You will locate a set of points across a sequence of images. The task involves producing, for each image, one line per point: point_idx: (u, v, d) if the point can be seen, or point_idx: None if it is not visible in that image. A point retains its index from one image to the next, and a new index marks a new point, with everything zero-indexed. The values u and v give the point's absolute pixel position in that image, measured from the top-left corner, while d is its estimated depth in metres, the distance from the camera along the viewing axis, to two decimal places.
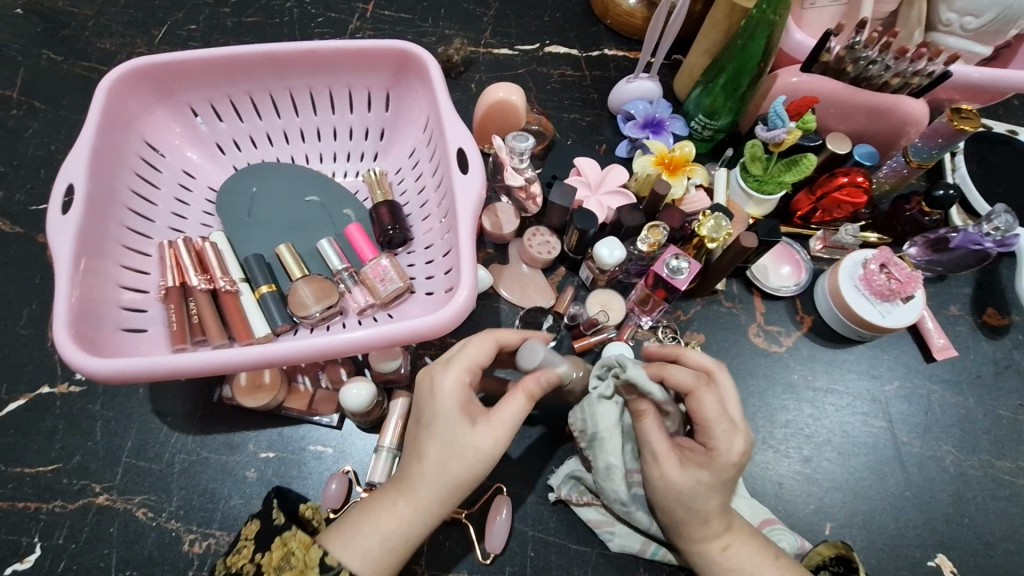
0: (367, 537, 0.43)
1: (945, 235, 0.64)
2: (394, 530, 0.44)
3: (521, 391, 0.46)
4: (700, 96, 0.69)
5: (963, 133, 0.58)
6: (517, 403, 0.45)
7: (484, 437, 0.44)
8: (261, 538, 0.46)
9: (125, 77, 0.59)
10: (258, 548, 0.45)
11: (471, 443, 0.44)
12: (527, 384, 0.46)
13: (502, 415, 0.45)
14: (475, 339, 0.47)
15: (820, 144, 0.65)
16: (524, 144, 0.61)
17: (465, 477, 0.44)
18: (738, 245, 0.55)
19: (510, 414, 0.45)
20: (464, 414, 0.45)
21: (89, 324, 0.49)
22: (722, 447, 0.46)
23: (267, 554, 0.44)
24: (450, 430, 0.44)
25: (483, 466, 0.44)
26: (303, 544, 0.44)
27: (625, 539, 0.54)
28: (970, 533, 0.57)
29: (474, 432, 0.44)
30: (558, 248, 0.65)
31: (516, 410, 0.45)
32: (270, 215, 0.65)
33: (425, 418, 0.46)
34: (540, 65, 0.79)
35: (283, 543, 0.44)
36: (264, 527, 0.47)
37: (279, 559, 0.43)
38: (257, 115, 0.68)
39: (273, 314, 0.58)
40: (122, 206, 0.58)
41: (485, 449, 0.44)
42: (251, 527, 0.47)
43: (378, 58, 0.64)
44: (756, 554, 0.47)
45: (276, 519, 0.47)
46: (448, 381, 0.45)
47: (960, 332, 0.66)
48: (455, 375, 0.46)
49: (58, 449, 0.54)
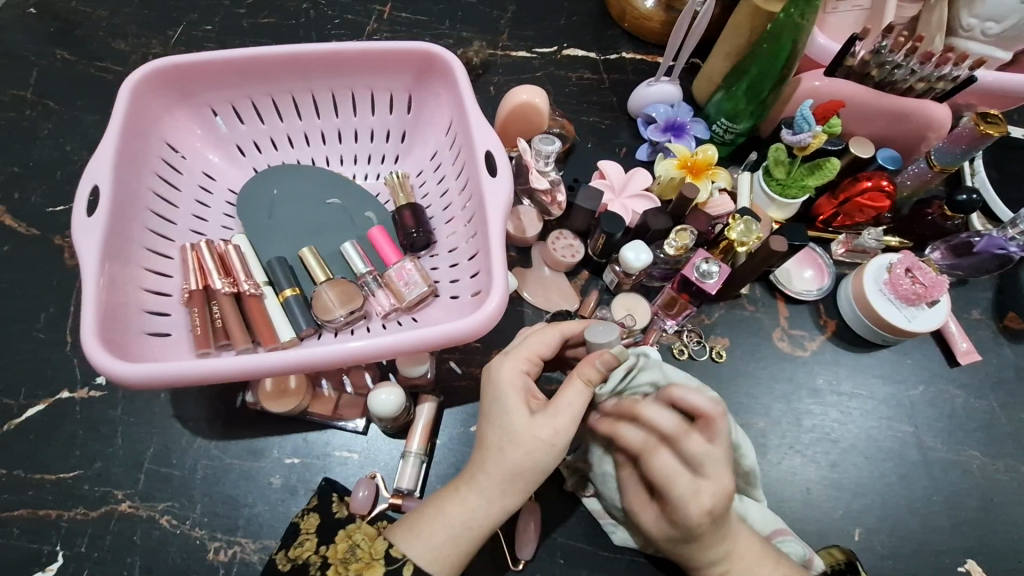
0: (432, 528, 0.44)
1: (968, 239, 0.65)
2: (458, 524, 0.44)
3: (576, 375, 0.45)
4: (722, 100, 0.69)
5: (988, 138, 0.59)
6: (573, 388, 0.45)
7: (543, 425, 0.44)
8: (323, 532, 0.48)
9: (148, 78, 0.59)
10: (322, 541, 0.48)
11: (527, 431, 0.43)
12: (583, 370, 0.45)
13: (559, 404, 0.44)
14: (538, 331, 0.49)
15: (843, 147, 0.64)
16: (551, 146, 0.62)
17: (525, 467, 0.43)
18: (767, 249, 0.55)
19: (568, 399, 0.44)
20: (523, 403, 0.45)
21: (116, 327, 0.48)
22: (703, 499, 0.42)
23: (332, 546, 0.47)
24: (506, 419, 0.44)
25: (545, 455, 0.43)
26: (369, 535, 0.46)
27: (627, 534, 0.53)
28: (998, 538, 0.57)
29: (531, 421, 0.44)
30: (582, 251, 0.65)
31: (574, 395, 0.45)
32: (292, 219, 0.64)
33: (486, 409, 0.46)
34: (558, 68, 0.79)
35: (348, 535, 0.47)
36: (324, 522, 0.49)
37: (345, 551, 0.46)
38: (278, 116, 0.67)
39: (298, 319, 0.58)
40: (144, 209, 0.57)
41: (545, 438, 0.43)
42: (310, 520, 0.49)
43: (402, 61, 0.63)
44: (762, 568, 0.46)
45: (336, 513, 0.50)
46: (506, 370, 0.46)
47: (982, 336, 0.66)
48: (516, 364, 0.47)
49: (79, 456, 0.53)
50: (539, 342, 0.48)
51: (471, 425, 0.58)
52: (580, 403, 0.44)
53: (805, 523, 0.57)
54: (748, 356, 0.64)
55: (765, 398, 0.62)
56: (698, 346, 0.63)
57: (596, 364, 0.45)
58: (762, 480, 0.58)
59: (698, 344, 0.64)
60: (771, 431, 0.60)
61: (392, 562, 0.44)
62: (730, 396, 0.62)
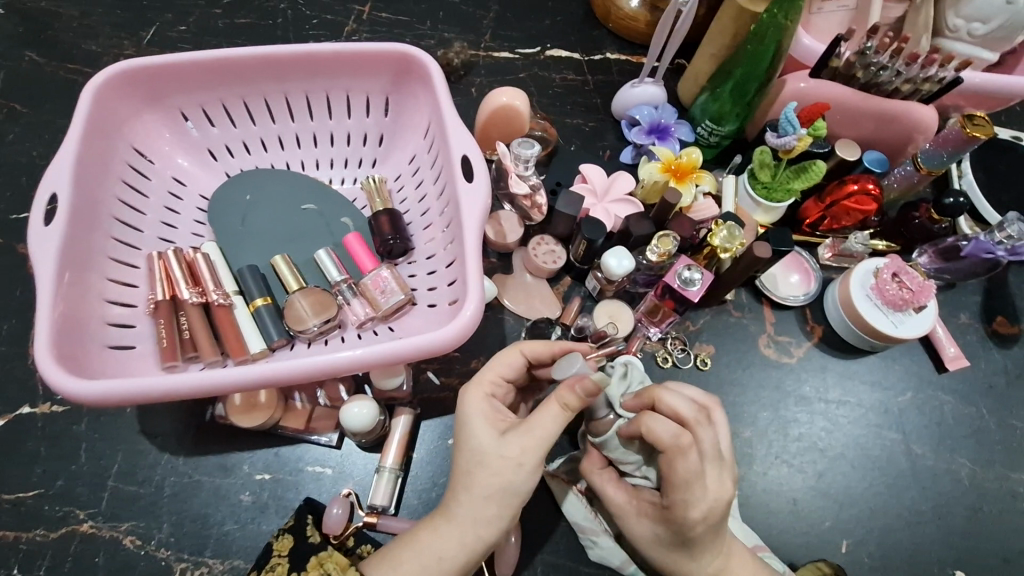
0: (406, 557, 0.42)
1: (956, 243, 0.63)
2: (433, 553, 0.42)
3: (554, 399, 0.43)
4: (707, 102, 0.68)
5: (975, 140, 0.58)
6: (549, 411, 0.42)
7: (513, 445, 0.42)
8: (296, 557, 0.47)
9: (111, 80, 0.56)
10: (294, 567, 0.47)
11: (496, 454, 0.42)
12: (562, 395, 0.42)
13: (531, 423, 0.43)
14: (502, 353, 0.47)
15: (828, 150, 0.63)
16: (530, 150, 0.60)
17: (496, 489, 0.42)
18: (750, 256, 0.54)
19: (537, 422, 0.42)
20: (491, 424, 0.44)
21: (74, 341, 0.46)
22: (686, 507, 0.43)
23: (303, 573, 0.46)
24: (476, 445, 0.43)
25: (519, 478, 0.42)
26: (341, 564, 0.45)
27: (607, 552, 0.52)
28: (987, 548, 0.56)
29: (501, 443, 0.42)
30: (564, 257, 0.63)
31: (550, 417, 0.42)
32: (265, 225, 0.63)
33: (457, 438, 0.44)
34: (541, 70, 0.77)
35: (320, 563, 0.46)
36: (298, 544, 0.48)
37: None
38: (251, 119, 0.65)
39: (268, 329, 0.56)
40: (108, 216, 0.55)
41: (513, 456, 0.42)
42: (284, 542, 0.48)
43: (378, 62, 0.62)
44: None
45: (311, 537, 0.49)
46: (473, 399, 0.45)
47: (971, 341, 0.65)
48: (477, 389, 0.46)
49: (40, 474, 0.51)
50: (501, 365, 0.47)
51: (450, 438, 0.56)
52: (555, 426, 0.42)
53: (792, 535, 0.56)
54: (734, 363, 0.63)
55: (751, 406, 0.61)
56: (683, 354, 0.62)
57: (574, 388, 0.42)
58: (748, 492, 0.57)
59: (682, 352, 0.62)
60: (758, 441, 0.59)
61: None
62: None
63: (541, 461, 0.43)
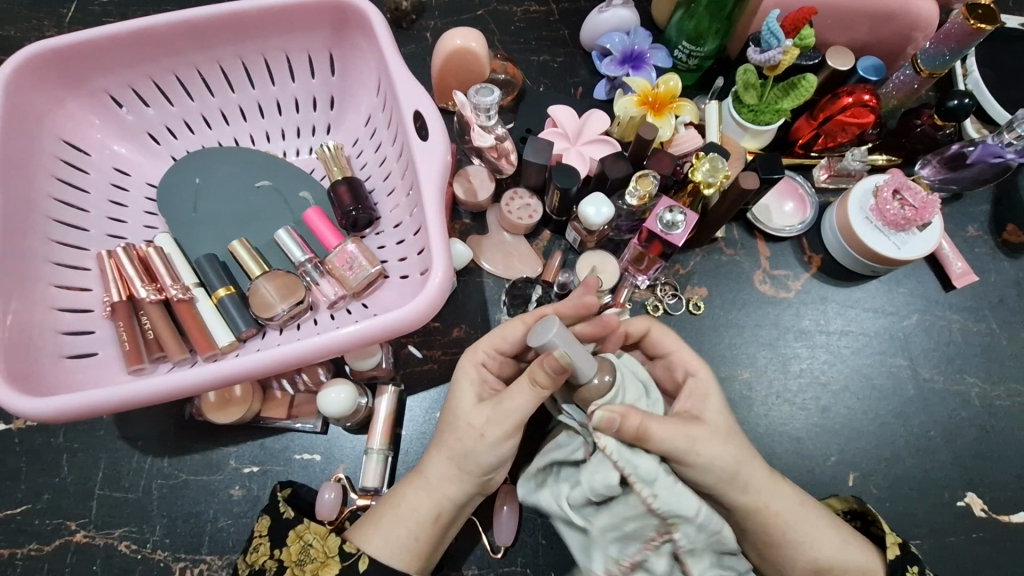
0: (384, 512, 0.43)
1: (961, 150, 0.58)
2: (404, 508, 0.42)
3: (525, 374, 0.40)
4: (683, 20, 0.62)
5: (980, 33, 0.52)
6: (521, 385, 0.40)
7: (479, 413, 0.41)
8: (275, 534, 0.44)
9: (22, 68, 0.51)
10: (276, 544, 0.43)
11: (464, 419, 0.42)
12: (533, 371, 0.39)
13: (504, 394, 0.41)
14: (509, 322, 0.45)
15: (819, 62, 0.58)
16: (490, 97, 0.54)
17: (460, 453, 0.42)
18: (737, 188, 0.49)
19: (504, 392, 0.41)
20: (470, 390, 0.43)
21: (23, 357, 0.44)
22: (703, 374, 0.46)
23: (284, 549, 0.43)
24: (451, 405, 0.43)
25: (483, 446, 0.41)
26: (320, 533, 0.42)
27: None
28: (999, 466, 0.55)
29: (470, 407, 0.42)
30: (540, 210, 0.59)
31: (521, 393, 0.40)
32: (218, 208, 0.59)
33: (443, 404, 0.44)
34: (500, 3, 0.70)
35: (298, 535, 0.43)
36: (276, 523, 0.45)
37: (298, 552, 0.42)
38: (187, 95, 0.60)
39: (234, 320, 0.53)
40: (43, 218, 0.51)
41: (478, 425, 0.41)
42: (263, 522, 0.45)
43: (314, 14, 0.56)
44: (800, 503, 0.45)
45: (284, 513, 0.45)
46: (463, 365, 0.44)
47: (979, 255, 0.61)
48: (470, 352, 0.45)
49: (25, 490, 0.50)
50: (508, 333, 0.44)
51: (438, 411, 0.55)
52: (529, 403, 0.40)
53: (796, 473, 0.54)
54: (728, 304, 0.60)
55: (748, 345, 0.58)
56: (674, 299, 0.59)
57: (544, 365, 0.38)
58: (750, 435, 0.55)
59: (673, 297, 0.59)
60: (757, 382, 0.57)
61: (346, 558, 0.41)
62: (712, 348, 0.58)
63: (510, 433, 0.41)
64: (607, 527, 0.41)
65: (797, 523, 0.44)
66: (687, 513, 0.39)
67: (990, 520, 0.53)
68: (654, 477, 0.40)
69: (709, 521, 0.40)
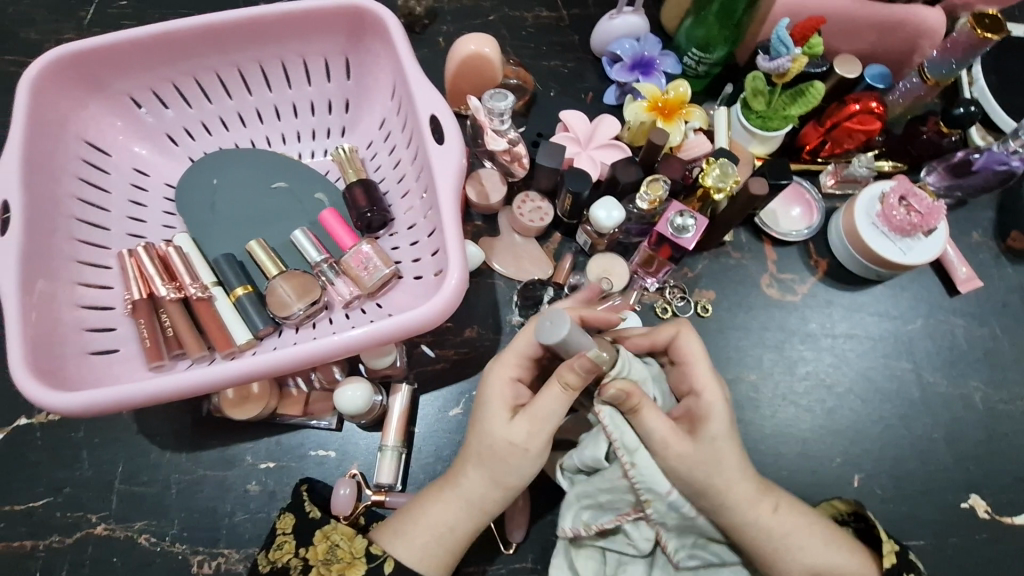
0: (416, 525, 0.43)
1: (967, 157, 0.60)
2: (441, 522, 0.43)
3: (555, 379, 0.41)
4: (692, 28, 0.63)
5: (987, 43, 0.53)
6: (551, 391, 0.41)
7: (515, 429, 0.42)
8: (301, 533, 0.45)
9: (47, 71, 0.53)
10: (302, 542, 0.45)
11: (503, 437, 0.42)
12: (561, 374, 0.40)
13: (537, 403, 0.41)
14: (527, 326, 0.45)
15: (826, 69, 0.59)
16: (504, 103, 0.56)
17: (500, 469, 0.42)
18: (745, 194, 0.50)
19: (536, 405, 0.41)
20: (504, 404, 0.43)
21: (49, 353, 0.45)
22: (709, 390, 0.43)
23: (311, 548, 0.44)
24: (484, 419, 0.43)
25: (520, 459, 0.42)
26: (347, 534, 0.44)
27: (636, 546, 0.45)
28: (1001, 469, 0.56)
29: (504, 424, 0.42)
30: (551, 213, 0.60)
31: (553, 398, 0.41)
32: (235, 208, 0.60)
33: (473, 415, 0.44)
34: (511, 9, 0.71)
35: (325, 535, 0.44)
36: (301, 521, 0.46)
37: (325, 552, 0.44)
38: (206, 97, 0.61)
39: (252, 318, 0.54)
40: (67, 217, 0.52)
41: (520, 443, 0.42)
42: (286, 520, 0.46)
43: (331, 19, 0.57)
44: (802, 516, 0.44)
45: (311, 512, 0.46)
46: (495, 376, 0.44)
47: (983, 260, 0.62)
48: (501, 363, 0.44)
49: (46, 483, 0.51)
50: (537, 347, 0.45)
51: (450, 410, 0.56)
52: (560, 405, 0.41)
53: (802, 474, 0.55)
54: (735, 306, 0.60)
55: (755, 348, 0.59)
56: (682, 302, 0.60)
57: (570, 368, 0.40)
58: (756, 436, 0.56)
59: (681, 299, 0.60)
60: (763, 384, 0.58)
61: (372, 561, 0.42)
62: (719, 350, 0.59)
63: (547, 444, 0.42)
64: (586, 492, 0.45)
65: (792, 534, 0.43)
66: (660, 491, 0.42)
67: (992, 522, 0.54)
68: (635, 447, 0.41)
69: (680, 503, 0.42)
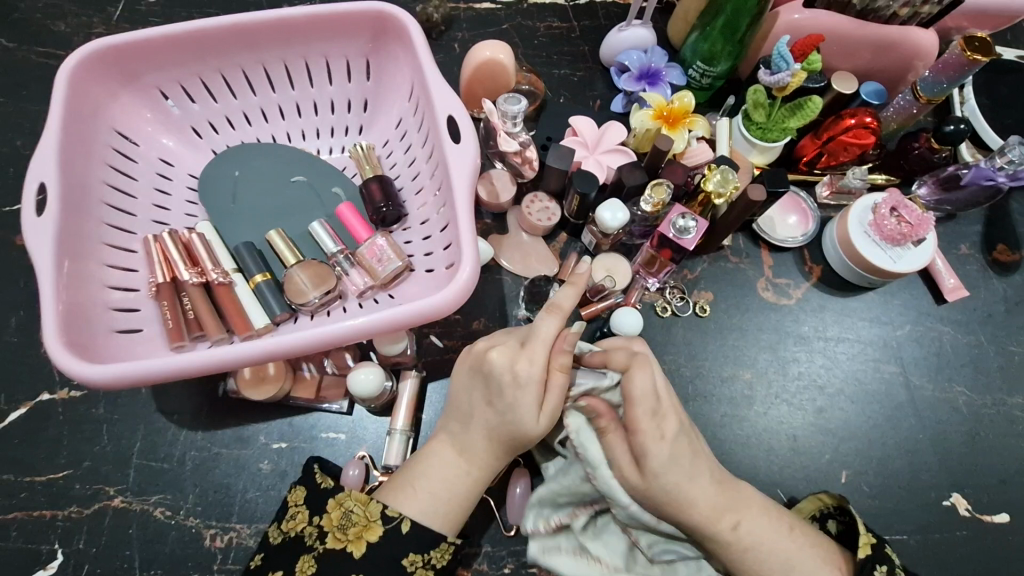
0: (441, 498, 0.46)
1: (956, 172, 0.62)
2: (463, 494, 0.47)
3: (560, 369, 0.46)
4: (698, 41, 0.66)
5: (976, 63, 0.56)
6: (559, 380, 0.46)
7: (543, 419, 0.45)
8: (314, 502, 0.47)
9: (84, 62, 0.55)
10: (315, 512, 0.47)
11: (535, 426, 0.45)
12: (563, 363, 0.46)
13: (553, 392, 0.46)
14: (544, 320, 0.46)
15: (825, 85, 0.61)
16: (517, 106, 0.59)
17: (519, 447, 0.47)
18: (745, 199, 0.53)
19: (555, 396, 0.46)
20: (535, 399, 0.45)
21: (80, 328, 0.47)
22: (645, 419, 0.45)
23: (326, 516, 0.46)
24: (515, 411, 0.45)
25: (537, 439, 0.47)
26: (361, 500, 0.46)
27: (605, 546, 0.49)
28: (982, 469, 0.58)
29: (537, 416, 0.45)
30: (558, 213, 0.63)
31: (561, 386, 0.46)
32: (255, 199, 0.62)
33: (494, 403, 0.46)
34: (525, 19, 0.74)
35: (339, 502, 0.46)
36: (311, 493, 0.48)
37: (340, 518, 0.45)
38: (231, 93, 0.64)
39: (270, 304, 0.56)
40: (98, 202, 0.55)
41: (543, 428, 0.46)
42: (298, 493, 0.48)
43: (354, 22, 0.60)
44: (770, 525, 0.46)
45: (321, 483, 0.49)
46: (531, 372, 0.44)
47: (970, 271, 0.65)
48: (534, 360, 0.45)
49: (67, 456, 0.53)
50: (560, 342, 0.47)
51: None
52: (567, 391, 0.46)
53: (793, 469, 0.58)
54: (733, 308, 0.63)
55: (750, 348, 0.61)
56: (682, 302, 0.63)
57: (560, 347, 0.46)
58: (750, 432, 0.59)
59: (681, 300, 0.63)
60: (758, 383, 0.60)
61: (387, 522, 0.45)
62: (715, 349, 0.61)
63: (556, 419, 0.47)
64: (549, 496, 0.50)
65: (757, 545, 0.45)
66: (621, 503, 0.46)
67: (973, 520, 0.56)
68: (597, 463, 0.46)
69: (641, 516, 0.46)
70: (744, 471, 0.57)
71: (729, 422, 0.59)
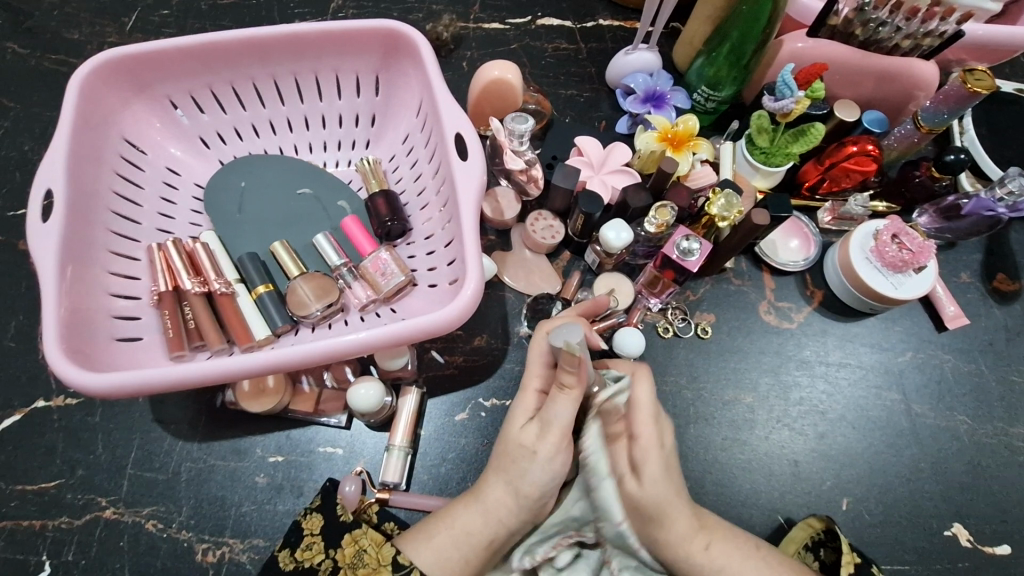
0: (443, 536, 0.45)
1: (957, 202, 0.63)
2: (459, 531, 0.45)
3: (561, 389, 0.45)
4: (703, 67, 0.67)
5: (977, 96, 0.57)
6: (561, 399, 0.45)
7: (532, 430, 0.46)
8: (330, 534, 0.47)
9: (97, 71, 0.56)
10: (331, 544, 0.47)
11: (515, 439, 0.46)
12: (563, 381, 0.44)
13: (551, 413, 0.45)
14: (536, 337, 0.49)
15: (826, 112, 0.63)
16: (524, 125, 0.59)
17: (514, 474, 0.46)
18: (749, 223, 0.53)
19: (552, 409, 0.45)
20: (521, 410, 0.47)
21: (80, 336, 0.47)
22: (642, 431, 0.46)
23: (340, 551, 0.46)
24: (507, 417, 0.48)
25: (541, 473, 0.45)
26: (376, 539, 0.45)
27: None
28: (984, 500, 0.57)
29: (522, 426, 0.47)
30: (562, 232, 0.63)
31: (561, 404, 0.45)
32: (260, 211, 0.62)
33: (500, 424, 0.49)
34: (533, 40, 0.75)
35: (354, 539, 0.46)
36: (329, 521, 0.48)
37: (353, 555, 0.45)
38: (241, 105, 0.65)
39: (272, 315, 0.56)
40: (104, 209, 0.55)
41: (528, 444, 0.46)
42: (314, 520, 0.48)
43: (366, 40, 0.60)
44: (738, 550, 0.46)
45: (341, 514, 0.49)
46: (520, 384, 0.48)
47: (971, 299, 0.65)
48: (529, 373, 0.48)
49: (60, 464, 0.53)
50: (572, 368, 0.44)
51: (457, 414, 0.58)
52: (569, 412, 0.44)
53: (793, 495, 0.57)
54: (735, 330, 0.63)
55: (751, 372, 0.61)
56: (684, 324, 0.63)
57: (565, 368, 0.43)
58: (750, 456, 0.58)
59: (683, 321, 0.63)
60: (759, 407, 0.60)
61: (398, 569, 0.44)
62: (718, 371, 0.61)
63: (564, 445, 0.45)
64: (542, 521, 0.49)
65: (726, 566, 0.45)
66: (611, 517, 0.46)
67: (975, 551, 0.56)
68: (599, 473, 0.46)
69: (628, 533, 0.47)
70: (744, 496, 0.57)
71: (729, 446, 0.58)
